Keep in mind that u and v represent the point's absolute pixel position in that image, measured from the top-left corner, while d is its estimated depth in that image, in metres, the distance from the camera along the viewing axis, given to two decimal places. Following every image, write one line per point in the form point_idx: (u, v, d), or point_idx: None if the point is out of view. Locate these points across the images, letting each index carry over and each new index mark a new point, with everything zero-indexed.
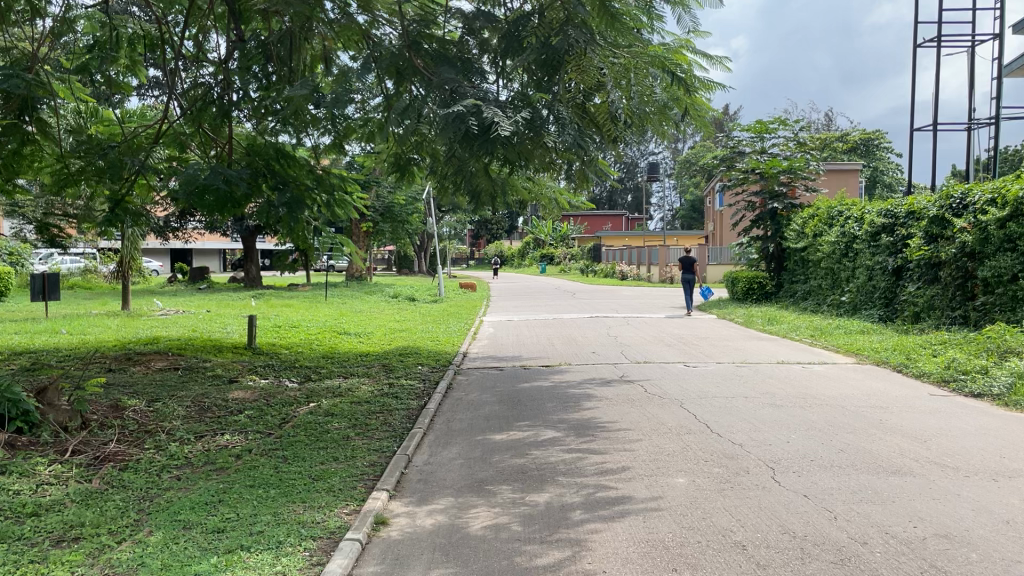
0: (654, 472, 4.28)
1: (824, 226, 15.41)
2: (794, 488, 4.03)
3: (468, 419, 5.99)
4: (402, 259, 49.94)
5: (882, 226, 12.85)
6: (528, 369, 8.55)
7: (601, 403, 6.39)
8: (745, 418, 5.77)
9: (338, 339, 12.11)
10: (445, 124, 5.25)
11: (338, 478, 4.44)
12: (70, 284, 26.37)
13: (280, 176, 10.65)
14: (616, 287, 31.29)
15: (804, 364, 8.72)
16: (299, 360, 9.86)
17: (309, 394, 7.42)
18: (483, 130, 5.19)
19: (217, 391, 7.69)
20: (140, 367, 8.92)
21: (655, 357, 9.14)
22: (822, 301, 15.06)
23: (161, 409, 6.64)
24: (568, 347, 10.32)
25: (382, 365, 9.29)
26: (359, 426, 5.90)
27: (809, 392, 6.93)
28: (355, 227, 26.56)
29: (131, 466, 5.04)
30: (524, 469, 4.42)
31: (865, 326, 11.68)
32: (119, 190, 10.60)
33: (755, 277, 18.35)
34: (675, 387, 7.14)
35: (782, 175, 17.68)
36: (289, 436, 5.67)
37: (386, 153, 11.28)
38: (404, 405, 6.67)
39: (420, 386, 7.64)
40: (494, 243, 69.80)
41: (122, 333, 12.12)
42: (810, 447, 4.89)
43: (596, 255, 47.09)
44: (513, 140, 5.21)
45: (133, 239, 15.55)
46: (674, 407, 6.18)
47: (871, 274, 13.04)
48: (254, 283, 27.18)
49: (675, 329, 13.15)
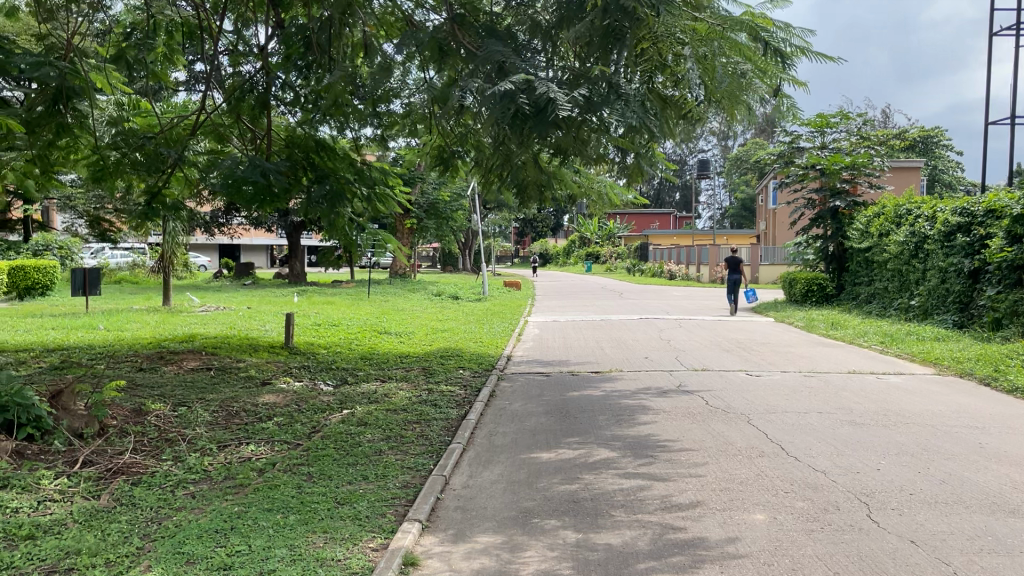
0: (728, 507, 3.70)
1: (891, 225, 14.54)
2: (897, 531, 3.42)
3: (513, 433, 5.47)
4: (446, 256, 49.68)
5: (957, 225, 11.98)
6: (576, 375, 8.00)
7: (660, 417, 5.81)
8: (823, 437, 5.13)
9: (378, 339, 11.71)
10: (492, 101, 4.72)
11: (366, 504, 3.94)
12: (119, 280, 26.56)
13: (320, 170, 10.26)
14: (664, 287, 30.51)
15: (878, 375, 8.00)
16: (337, 362, 9.45)
17: (344, 399, 6.97)
18: (536, 109, 4.65)
19: (247, 394, 7.29)
20: (173, 366, 8.59)
21: (714, 364, 8.51)
22: (889, 305, 14.18)
23: (185, 414, 6.24)
24: (619, 351, 9.75)
25: (422, 368, 8.82)
26: (393, 438, 5.42)
27: (890, 407, 6.25)
28: (399, 224, 26.26)
29: (143, 482, 4.62)
30: (576, 499, 3.87)
31: (939, 332, 10.86)
32: (156, 183, 10.32)
33: (815, 278, 17.52)
34: (739, 399, 6.53)
35: (844, 172, 16.83)
36: (318, 448, 5.21)
37: (430, 146, 10.84)
38: (444, 415, 6.16)
39: (461, 392, 7.14)
40: (540, 241, 69.29)
41: (160, 330, 11.87)
42: (906, 476, 4.25)
43: (643, 255, 46.23)
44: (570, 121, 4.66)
45: (174, 233, 15.38)
46: (741, 423, 5.57)
47: (944, 276, 12.16)
48: (298, 280, 27.06)
49: (732, 332, 12.47)
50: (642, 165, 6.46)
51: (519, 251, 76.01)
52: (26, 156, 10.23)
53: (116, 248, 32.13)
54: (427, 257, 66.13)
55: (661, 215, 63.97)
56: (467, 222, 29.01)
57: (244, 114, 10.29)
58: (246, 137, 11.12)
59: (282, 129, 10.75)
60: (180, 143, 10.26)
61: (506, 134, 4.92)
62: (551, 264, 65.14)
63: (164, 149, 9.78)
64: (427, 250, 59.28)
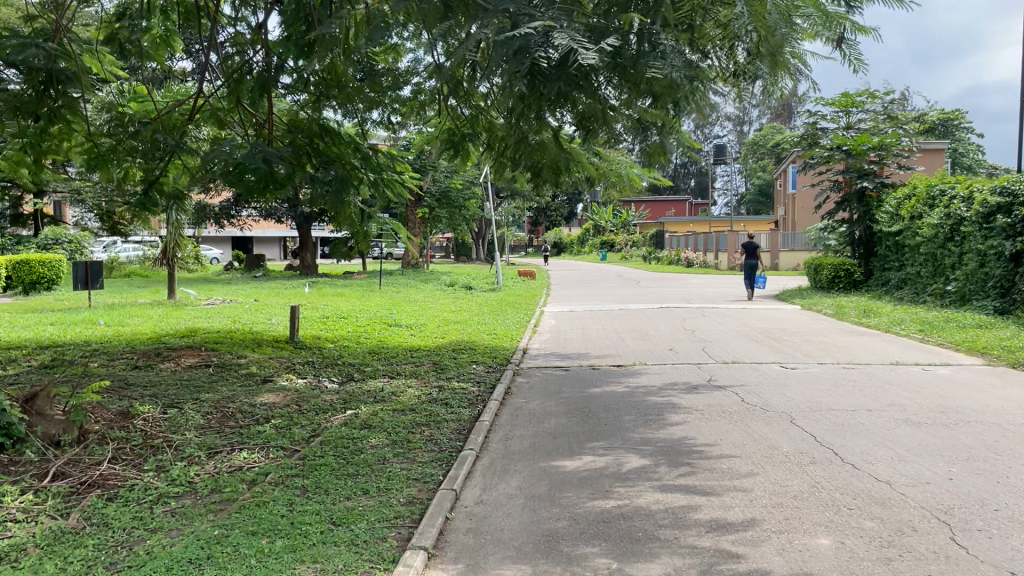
0: (786, 529, 3.16)
1: (924, 207, 13.89)
2: (991, 559, 2.87)
3: (531, 437, 4.95)
4: (460, 246, 49.23)
5: (997, 205, 11.33)
6: (598, 369, 7.46)
7: (694, 417, 5.27)
8: (878, 441, 4.59)
9: (388, 332, 11.22)
10: (506, 55, 4.21)
11: (365, 525, 3.43)
12: (128, 273, 26.24)
13: (324, 156, 9.73)
14: (682, 274, 29.91)
15: (924, 366, 7.42)
16: (344, 356, 8.96)
17: (347, 398, 6.48)
18: (557, 64, 4.15)
19: (245, 393, 6.82)
20: (169, 364, 8.13)
21: (745, 356, 7.95)
22: (922, 290, 13.55)
23: (175, 417, 5.78)
24: (641, 343, 9.22)
25: (433, 363, 8.31)
26: (399, 444, 4.91)
27: (946, 402, 5.68)
28: (410, 212, 25.74)
29: (120, 497, 4.15)
30: (607, 520, 3.35)
31: (981, 319, 10.24)
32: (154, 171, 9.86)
33: (842, 263, 16.89)
34: (777, 395, 5.97)
35: (872, 152, 16.14)
36: (315, 455, 4.72)
37: (440, 129, 10.32)
38: (455, 416, 5.64)
39: (474, 390, 6.62)
40: (553, 230, 68.61)
41: (161, 324, 11.44)
42: (984, 487, 3.70)
43: (658, 243, 45.51)
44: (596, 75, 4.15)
45: (178, 224, 14.97)
46: (784, 424, 5.03)
47: (984, 259, 11.53)
48: (309, 271, 26.66)
49: (759, 321, 11.89)
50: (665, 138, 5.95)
51: (533, 240, 75.20)
52: (16, 144, 9.77)
53: (127, 241, 31.90)
54: (441, 246, 65.71)
55: (676, 202, 63.16)
56: (480, 210, 28.48)
57: (244, 97, 9.79)
58: (247, 123, 10.64)
59: (285, 114, 10.25)
60: (176, 128, 9.77)
61: (521, 91, 4.42)
62: (565, 253, 64.53)
63: (161, 135, 9.30)
64: (441, 240, 58.84)
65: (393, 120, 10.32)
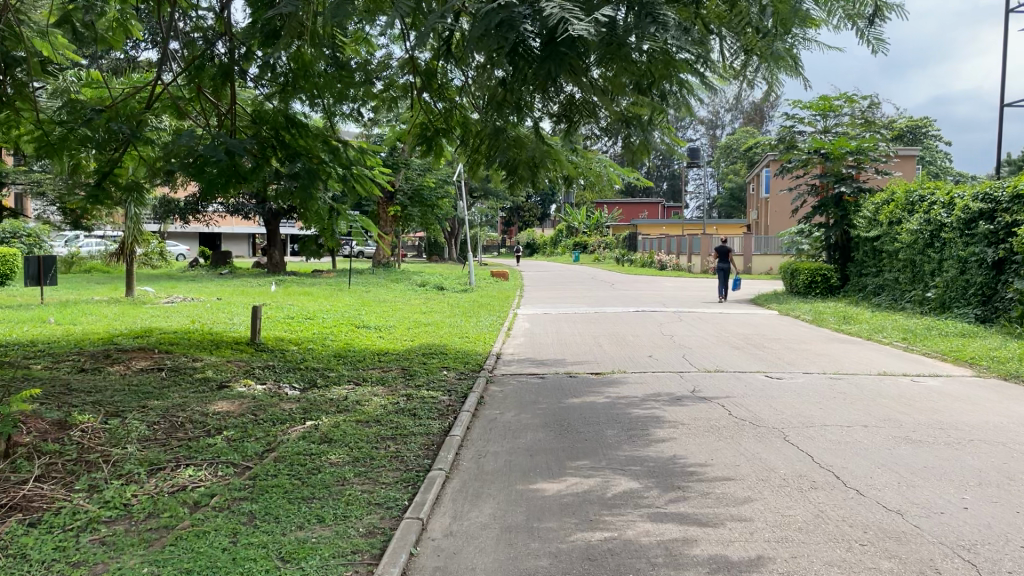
0: (797, 570, 2.81)
1: (903, 213, 13.71)
2: None
3: (505, 454, 4.56)
4: (431, 246, 48.71)
5: (979, 212, 11.15)
6: (575, 378, 7.08)
7: (680, 432, 4.91)
8: (881, 463, 4.25)
9: (356, 334, 10.76)
10: (490, 28, 4.05)
11: (319, 561, 3.02)
12: (88, 270, 25.44)
13: (291, 149, 9.20)
14: (656, 277, 29.68)
15: (913, 376, 7.14)
16: (307, 360, 8.51)
17: (307, 407, 6.04)
18: (545, 41, 4.01)
19: (198, 400, 6.35)
20: (119, 367, 7.63)
21: (728, 364, 7.61)
22: (900, 297, 13.39)
23: (116, 428, 5.32)
24: (619, 349, 8.85)
25: (401, 368, 7.88)
26: (360, 461, 4.48)
27: (944, 418, 5.37)
28: (381, 210, 25.22)
29: (42, 522, 3.69)
30: (594, 557, 2.96)
31: (963, 328, 10.03)
32: (108, 162, 9.31)
33: (818, 268, 16.70)
34: (767, 408, 5.63)
35: (850, 157, 15.98)
36: (267, 474, 4.28)
37: (412, 123, 9.91)
38: (423, 428, 5.23)
39: (445, 399, 6.21)
40: (526, 230, 68.30)
41: (115, 323, 10.87)
42: (1004, 518, 3.37)
43: (631, 245, 45.35)
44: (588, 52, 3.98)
45: (137, 219, 14.37)
46: (777, 441, 4.69)
47: (964, 266, 11.36)
48: (277, 269, 26.03)
49: (737, 326, 11.59)
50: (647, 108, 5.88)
51: (505, 240, 74.87)
52: None
53: (89, 236, 31.02)
54: (412, 245, 65.08)
55: (649, 204, 63.19)
56: (452, 209, 28.03)
57: (205, 84, 9.27)
58: (210, 113, 10.15)
59: (250, 103, 9.77)
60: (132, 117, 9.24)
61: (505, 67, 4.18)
62: (537, 254, 64.22)
63: (116, 124, 8.78)
64: (413, 239, 58.24)
65: (362, 112, 9.87)
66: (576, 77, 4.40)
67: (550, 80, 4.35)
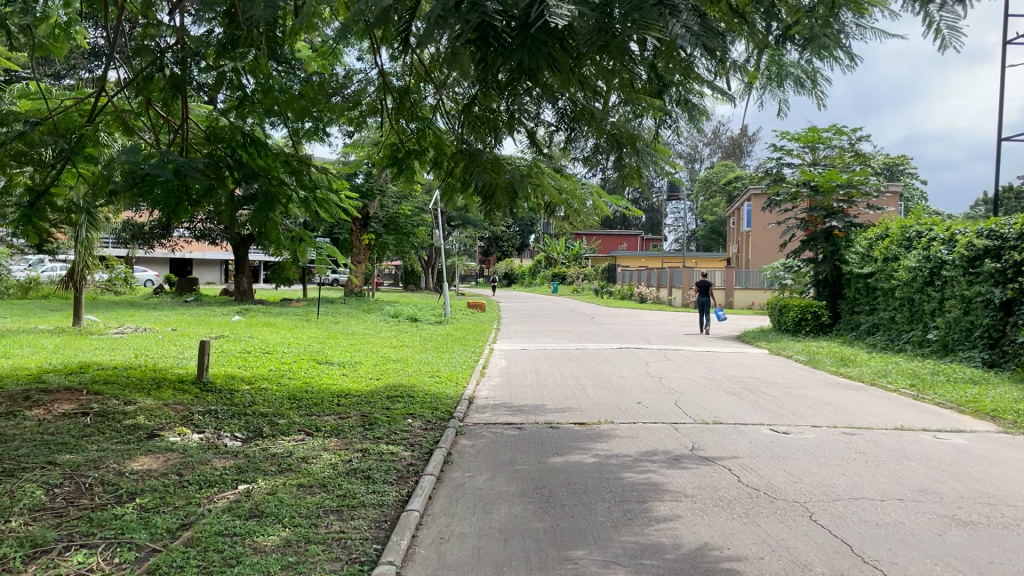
0: None
1: (900, 248, 13.08)
2: None
3: (474, 537, 3.72)
4: (408, 275, 47.72)
5: (984, 249, 10.55)
6: (556, 429, 6.25)
7: (686, 507, 4.09)
8: (937, 558, 3.45)
9: (316, 371, 9.87)
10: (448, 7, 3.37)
11: None
12: (46, 296, 24.25)
13: (248, 168, 8.30)
14: (638, 310, 28.96)
15: (934, 432, 6.39)
16: (257, 404, 7.61)
17: (242, 466, 5.14)
18: (519, 27, 3.36)
19: (117, 455, 5.45)
20: (38, 411, 6.68)
21: (726, 415, 6.83)
22: (897, 337, 12.74)
23: (5, 495, 4.40)
24: (604, 394, 8.03)
25: (361, 414, 7.01)
26: (293, 545, 3.61)
27: (990, 489, 4.60)
28: (355, 238, 24.36)
29: None
30: None
31: (971, 373, 9.35)
32: (43, 178, 8.43)
33: (809, 305, 16.03)
34: (781, 473, 4.84)
35: (840, 190, 15.42)
36: (171, 565, 3.39)
37: (383, 143, 9.09)
38: (377, 497, 4.37)
39: (406, 456, 5.35)
40: (504, 261, 67.59)
41: (50, 357, 9.87)
42: None
43: (610, 277, 44.73)
44: (572, 42, 3.35)
45: (88, 244, 13.39)
46: (801, 522, 3.90)
47: (968, 306, 10.72)
48: (245, 297, 24.99)
49: (728, 368, 10.81)
50: (644, 102, 5.32)
51: (484, 271, 74.26)
52: None
53: (50, 260, 29.73)
54: (388, 274, 64.03)
55: (628, 236, 62.74)
56: (429, 238, 27.18)
57: (154, 96, 8.47)
58: (161, 129, 9.32)
59: (203, 119, 8.94)
60: (71, 130, 8.39)
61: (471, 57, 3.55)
62: (515, 284, 63.40)
63: (52, 136, 7.91)
64: (390, 267, 57.26)
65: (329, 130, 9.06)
66: (560, 72, 3.72)
67: (528, 75, 3.68)
